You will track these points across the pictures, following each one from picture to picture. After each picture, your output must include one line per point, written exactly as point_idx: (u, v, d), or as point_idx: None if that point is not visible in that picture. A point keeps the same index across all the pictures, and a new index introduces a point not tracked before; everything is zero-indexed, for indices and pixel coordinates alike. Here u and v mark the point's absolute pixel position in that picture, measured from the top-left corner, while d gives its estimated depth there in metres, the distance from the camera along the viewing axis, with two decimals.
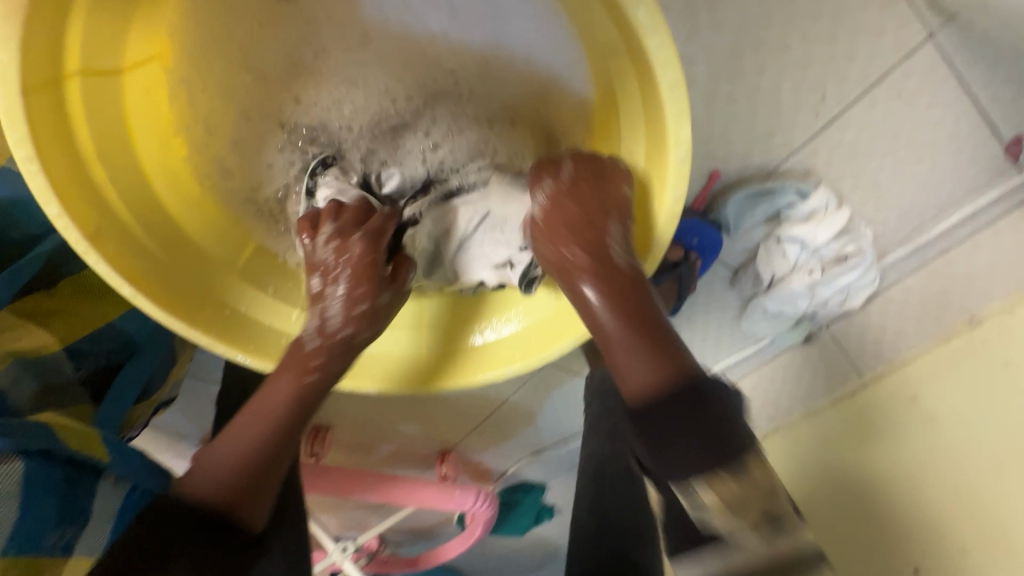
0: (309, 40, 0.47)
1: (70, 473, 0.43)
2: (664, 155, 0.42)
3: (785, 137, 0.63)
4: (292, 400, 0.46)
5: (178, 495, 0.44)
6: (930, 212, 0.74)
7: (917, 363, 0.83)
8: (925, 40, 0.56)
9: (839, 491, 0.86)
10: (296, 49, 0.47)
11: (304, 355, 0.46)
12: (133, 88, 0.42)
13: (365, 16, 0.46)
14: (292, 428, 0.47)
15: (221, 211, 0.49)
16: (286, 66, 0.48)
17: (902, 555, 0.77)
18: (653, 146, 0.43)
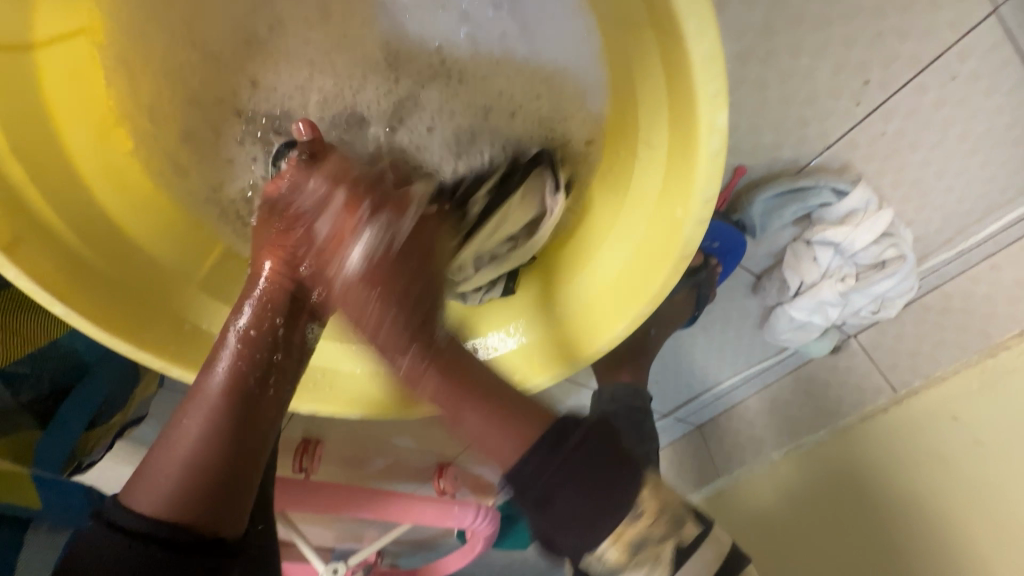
0: (262, 14, 0.44)
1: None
2: (686, 132, 0.34)
3: (820, 128, 0.56)
4: (231, 374, 0.39)
5: (124, 505, 0.37)
6: (979, 212, 0.66)
7: (959, 376, 0.75)
8: (989, 14, 0.48)
9: (866, 514, 0.80)
10: (252, 25, 0.44)
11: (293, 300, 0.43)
12: (52, 65, 0.35)
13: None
14: (254, 390, 0.40)
15: (178, 214, 0.43)
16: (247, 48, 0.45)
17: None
18: (677, 127, 0.35)
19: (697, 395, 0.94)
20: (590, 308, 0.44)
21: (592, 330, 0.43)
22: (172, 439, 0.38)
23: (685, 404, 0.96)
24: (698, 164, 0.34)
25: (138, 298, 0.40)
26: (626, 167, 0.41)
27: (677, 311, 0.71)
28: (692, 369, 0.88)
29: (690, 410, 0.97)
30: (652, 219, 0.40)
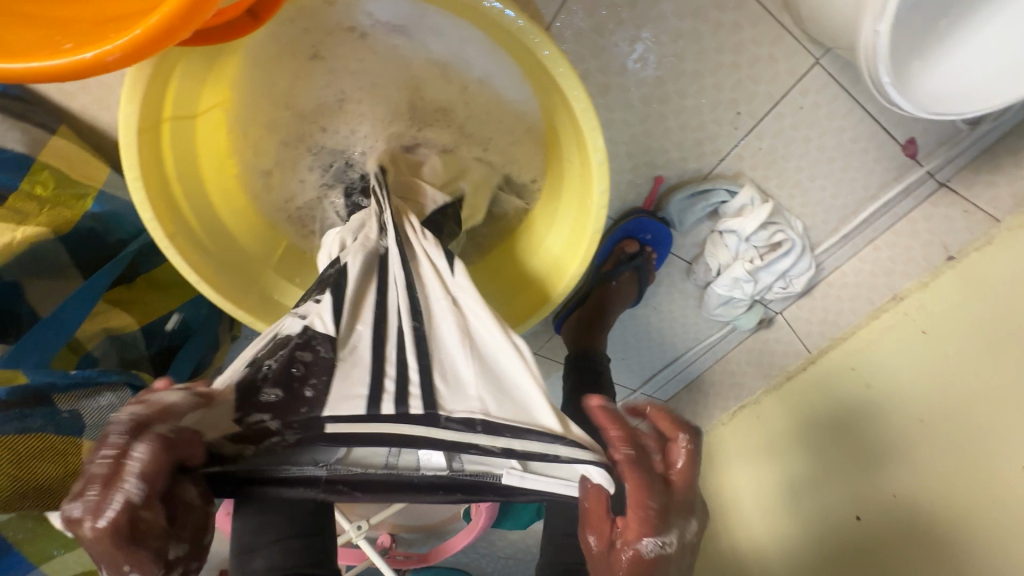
0: (330, 88, 0.62)
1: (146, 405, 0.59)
2: (587, 160, 0.55)
3: (713, 147, 0.77)
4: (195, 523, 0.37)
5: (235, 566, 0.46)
6: (851, 205, 0.87)
7: (855, 338, 0.93)
8: (813, 65, 0.70)
9: (793, 459, 0.95)
10: (322, 95, 0.62)
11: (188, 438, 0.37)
12: (203, 126, 0.56)
13: (374, 69, 0.62)
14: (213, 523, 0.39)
15: (260, 217, 0.65)
16: (316, 106, 0.63)
17: (841, 508, 0.85)
18: (580, 155, 0.56)
19: (658, 369, 1.12)
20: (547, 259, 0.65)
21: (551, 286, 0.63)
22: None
23: (649, 379, 1.14)
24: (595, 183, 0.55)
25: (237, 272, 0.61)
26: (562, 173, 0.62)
27: (625, 292, 0.91)
28: (649, 345, 1.07)
29: (654, 385, 1.14)
30: (574, 217, 0.61)
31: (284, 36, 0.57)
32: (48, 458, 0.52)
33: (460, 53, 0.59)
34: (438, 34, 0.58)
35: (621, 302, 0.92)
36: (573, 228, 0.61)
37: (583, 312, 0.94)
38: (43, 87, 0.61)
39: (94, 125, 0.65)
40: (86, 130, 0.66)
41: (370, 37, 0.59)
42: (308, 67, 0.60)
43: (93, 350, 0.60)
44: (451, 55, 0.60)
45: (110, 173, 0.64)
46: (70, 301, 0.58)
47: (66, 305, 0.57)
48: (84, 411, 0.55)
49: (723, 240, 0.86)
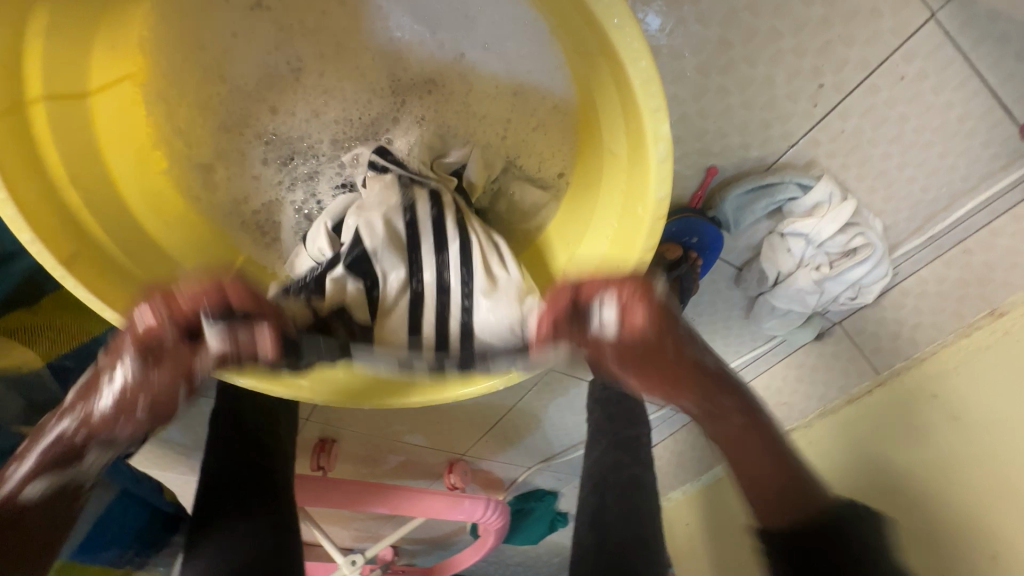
0: (283, 52, 0.49)
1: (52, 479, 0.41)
2: (643, 147, 0.39)
3: (783, 129, 0.61)
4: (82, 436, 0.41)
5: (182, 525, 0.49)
6: (942, 200, 0.70)
7: (936, 358, 0.78)
8: (926, 20, 0.53)
9: (851, 493, 0.83)
10: (270, 61, 0.49)
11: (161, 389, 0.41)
12: (105, 108, 0.42)
13: None
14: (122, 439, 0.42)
15: (208, 224, 0.49)
16: (264, 74, 0.49)
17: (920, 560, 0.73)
18: (631, 141, 0.40)
19: None
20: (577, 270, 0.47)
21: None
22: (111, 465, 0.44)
23: None
24: (653, 178, 0.39)
25: None
26: (597, 160, 0.46)
27: None
28: None
29: None
30: (620, 224, 0.44)
31: None
32: None
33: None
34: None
35: None
36: (620, 229, 0.44)
37: None
38: None
39: None
40: None
41: None
42: (253, 26, 0.48)
43: None
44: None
45: None
46: None
47: None
48: None
49: (787, 244, 0.69)
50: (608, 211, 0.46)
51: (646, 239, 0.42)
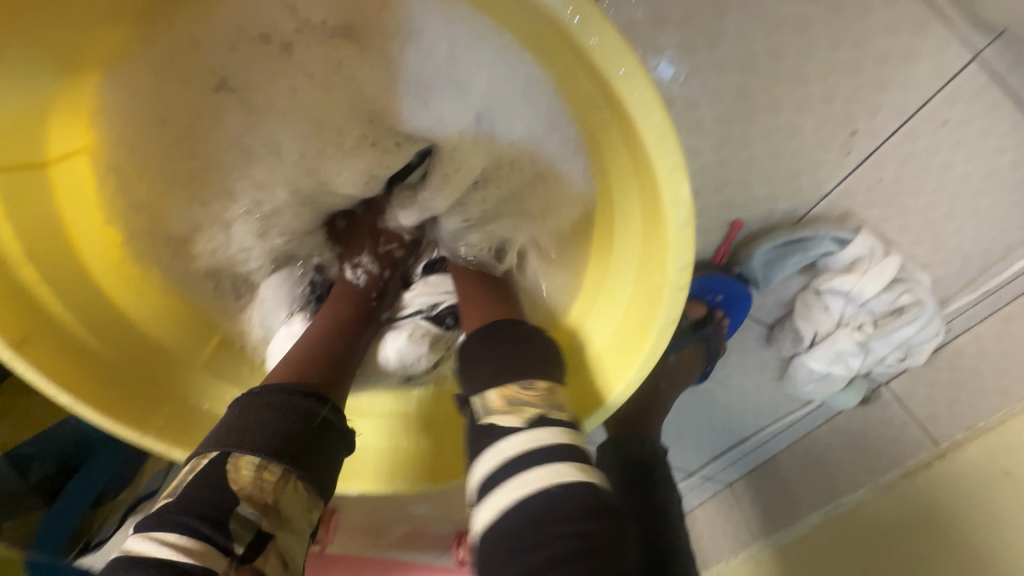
0: (254, 131, 0.49)
1: None
2: (662, 224, 0.36)
3: (813, 179, 0.56)
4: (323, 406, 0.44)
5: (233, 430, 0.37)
6: (998, 249, 0.63)
7: (1004, 426, 0.71)
8: (972, 60, 0.48)
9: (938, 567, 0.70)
10: (252, 141, 0.49)
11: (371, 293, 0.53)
12: (65, 179, 0.43)
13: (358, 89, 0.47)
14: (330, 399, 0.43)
15: (179, 295, 0.49)
16: (240, 148, 0.49)
17: None
18: (650, 213, 0.37)
19: (730, 449, 0.87)
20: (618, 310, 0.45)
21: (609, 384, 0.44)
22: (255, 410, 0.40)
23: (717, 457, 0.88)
24: (671, 259, 0.36)
25: (140, 374, 0.45)
26: (611, 210, 0.43)
27: (687, 365, 0.70)
28: (716, 423, 0.84)
29: (726, 460, 0.89)
30: (635, 267, 0.42)
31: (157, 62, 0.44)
32: None
33: (455, 62, 0.42)
34: (466, 45, 0.41)
35: (681, 383, 0.70)
36: (637, 272, 0.42)
37: (631, 390, 0.71)
38: None
39: None
40: None
41: None
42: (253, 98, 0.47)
43: None
44: (451, 80, 0.44)
45: None
46: None
47: None
48: None
49: (823, 302, 0.63)
50: (626, 261, 0.43)
51: (660, 322, 0.38)
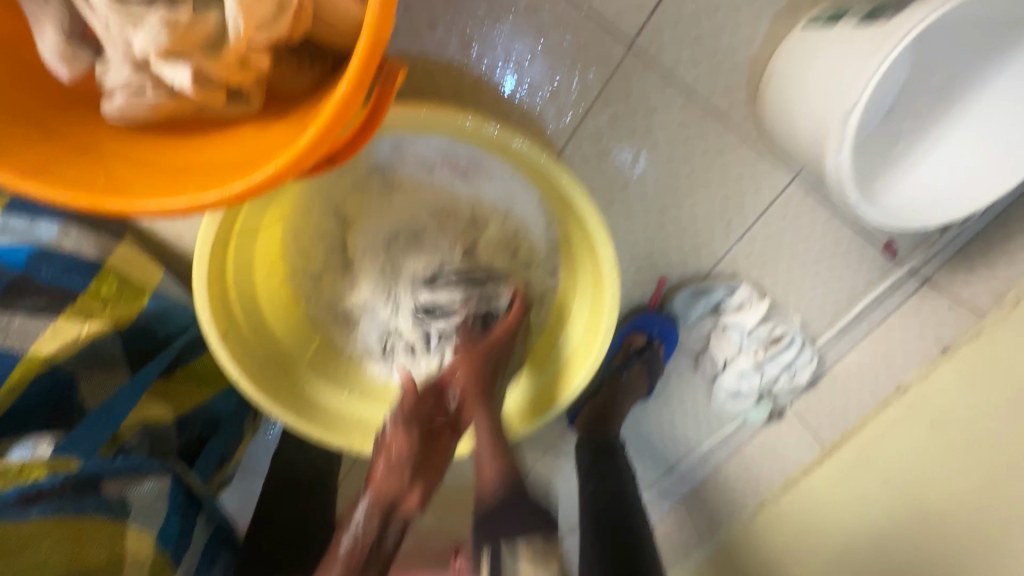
0: (380, 207, 0.68)
1: (185, 501, 0.57)
2: (603, 290, 0.64)
3: (709, 250, 0.85)
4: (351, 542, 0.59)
5: None
6: (843, 300, 0.92)
7: (864, 429, 0.95)
8: (790, 180, 0.79)
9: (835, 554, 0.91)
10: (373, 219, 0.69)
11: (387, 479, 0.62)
12: (263, 239, 0.64)
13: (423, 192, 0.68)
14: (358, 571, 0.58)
15: (302, 317, 0.71)
16: (365, 215, 0.68)
17: None
18: (598, 286, 0.66)
19: (676, 463, 1.11)
20: (576, 336, 0.69)
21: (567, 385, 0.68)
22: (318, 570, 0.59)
23: (667, 472, 1.12)
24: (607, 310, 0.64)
25: (273, 366, 0.67)
26: (575, 272, 0.68)
27: (638, 383, 0.95)
28: (663, 439, 1.09)
29: (673, 479, 1.12)
30: (591, 310, 0.67)
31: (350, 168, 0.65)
32: (93, 541, 0.48)
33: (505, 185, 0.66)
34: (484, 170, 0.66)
35: (632, 396, 0.95)
36: (591, 313, 0.67)
37: (596, 402, 0.98)
38: None
39: (154, 235, 0.72)
40: (145, 237, 0.72)
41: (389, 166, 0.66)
42: (357, 195, 0.68)
43: (129, 442, 0.58)
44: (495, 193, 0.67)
45: (163, 275, 0.69)
46: (122, 394, 0.57)
47: (118, 396, 0.57)
48: (130, 496, 0.52)
49: (727, 334, 0.91)
50: (582, 307, 0.68)
51: (597, 349, 0.66)
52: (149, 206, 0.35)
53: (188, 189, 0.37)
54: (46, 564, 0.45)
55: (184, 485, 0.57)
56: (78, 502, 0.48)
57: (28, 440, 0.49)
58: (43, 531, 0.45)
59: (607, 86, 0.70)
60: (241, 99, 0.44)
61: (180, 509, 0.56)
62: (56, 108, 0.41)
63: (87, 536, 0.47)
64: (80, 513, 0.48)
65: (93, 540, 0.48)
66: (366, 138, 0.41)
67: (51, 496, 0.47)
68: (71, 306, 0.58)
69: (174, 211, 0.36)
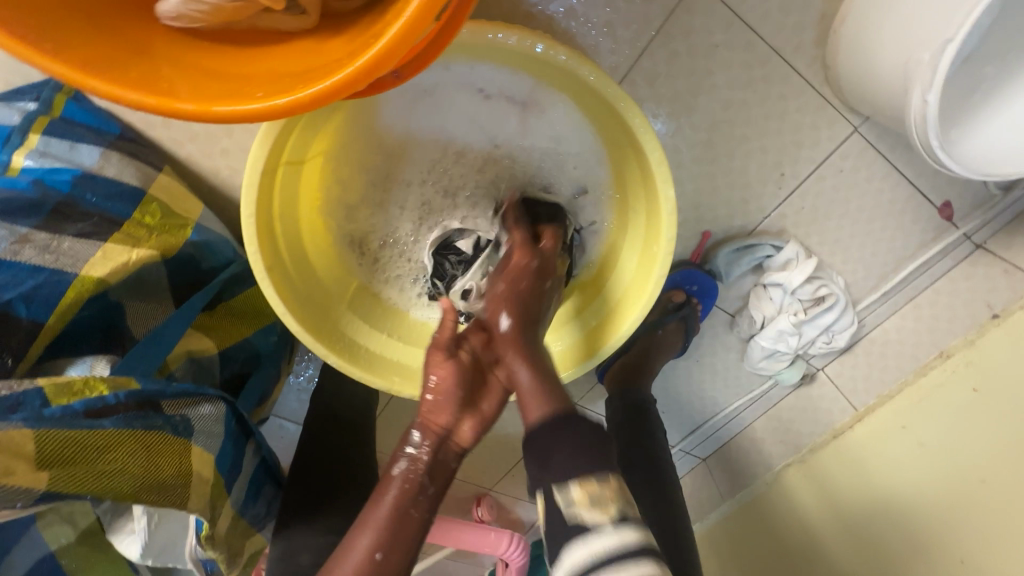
0: (428, 143, 0.66)
1: (236, 429, 0.58)
2: (651, 266, 0.62)
3: (758, 205, 0.83)
4: (405, 469, 0.58)
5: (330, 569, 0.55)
6: (889, 263, 0.88)
7: (901, 394, 0.94)
8: (852, 132, 0.75)
9: (861, 517, 0.92)
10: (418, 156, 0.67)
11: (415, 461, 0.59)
12: (308, 172, 0.62)
13: (471, 129, 0.65)
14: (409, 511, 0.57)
15: (341, 257, 0.69)
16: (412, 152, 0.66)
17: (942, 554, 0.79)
18: (645, 262, 0.64)
19: (701, 423, 1.12)
20: (624, 280, 0.67)
21: (611, 333, 0.66)
22: (349, 540, 0.56)
23: (692, 432, 1.14)
24: (649, 289, 0.63)
25: (315, 305, 0.66)
26: (627, 217, 0.66)
27: (673, 339, 0.95)
28: (691, 398, 1.08)
29: (696, 438, 1.15)
30: (641, 256, 0.65)
31: (397, 102, 0.62)
32: (168, 455, 0.49)
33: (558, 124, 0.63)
34: (541, 109, 0.63)
35: (666, 351, 0.95)
36: (641, 261, 0.65)
37: (628, 359, 0.97)
38: (155, 135, 0.67)
39: (193, 169, 0.70)
40: (184, 171, 0.71)
41: (439, 98, 0.62)
42: (411, 127, 0.64)
43: (175, 371, 0.58)
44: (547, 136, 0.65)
45: (204, 209, 0.67)
46: (171, 320, 0.57)
47: (167, 323, 0.56)
48: (193, 417, 0.52)
49: (768, 293, 0.90)
50: (631, 254, 0.66)
51: (629, 325, 0.65)
52: (218, 110, 0.33)
53: (258, 94, 0.35)
54: (123, 468, 0.46)
55: (235, 411, 0.58)
56: (149, 419, 0.48)
57: (86, 359, 0.51)
58: (123, 440, 0.46)
59: (668, 22, 0.66)
60: (299, 11, 0.41)
61: (233, 436, 0.57)
62: (105, 5, 0.38)
63: (162, 449, 0.48)
64: (151, 428, 0.48)
65: (168, 454, 0.49)
66: (437, 53, 0.39)
67: (118, 411, 0.46)
68: (118, 234, 0.56)
69: (245, 115, 0.33)
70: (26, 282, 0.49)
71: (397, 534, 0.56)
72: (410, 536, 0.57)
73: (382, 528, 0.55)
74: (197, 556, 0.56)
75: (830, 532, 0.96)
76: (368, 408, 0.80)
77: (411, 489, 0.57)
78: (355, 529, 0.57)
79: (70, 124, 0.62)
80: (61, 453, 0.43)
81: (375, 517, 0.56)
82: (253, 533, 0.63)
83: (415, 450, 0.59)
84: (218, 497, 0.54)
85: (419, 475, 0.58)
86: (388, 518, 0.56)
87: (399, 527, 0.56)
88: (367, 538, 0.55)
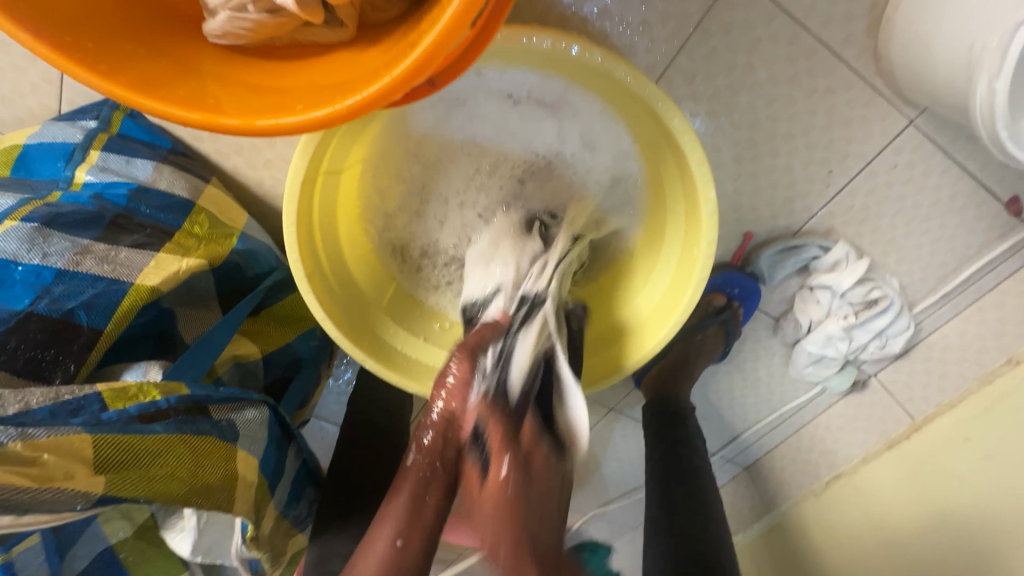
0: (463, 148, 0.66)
1: (278, 433, 0.60)
2: (692, 270, 0.61)
3: (804, 204, 0.79)
4: (421, 459, 0.61)
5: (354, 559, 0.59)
6: (950, 264, 0.82)
7: (966, 403, 0.89)
8: (907, 125, 0.70)
9: (920, 534, 0.86)
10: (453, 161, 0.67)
11: (429, 454, 0.61)
12: (347, 181, 0.63)
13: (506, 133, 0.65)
14: (424, 499, 0.60)
15: (378, 262, 0.70)
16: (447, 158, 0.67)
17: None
18: (685, 264, 0.62)
19: (742, 431, 1.08)
20: (663, 281, 0.65)
21: (650, 337, 0.65)
22: (373, 531, 0.59)
23: (732, 441, 1.10)
24: (689, 292, 0.61)
25: (353, 310, 0.67)
26: (666, 219, 0.64)
27: (713, 343, 0.92)
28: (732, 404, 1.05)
29: (736, 447, 1.10)
30: (680, 258, 0.63)
31: (432, 108, 0.63)
32: (213, 458, 0.51)
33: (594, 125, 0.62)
34: (573, 110, 0.62)
35: (706, 357, 0.93)
36: (681, 263, 0.63)
37: (664, 364, 0.95)
38: (203, 148, 0.70)
39: (238, 180, 0.73)
40: (229, 182, 0.73)
41: (471, 104, 0.63)
42: (445, 133, 0.65)
43: (223, 376, 0.60)
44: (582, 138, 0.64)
45: (247, 218, 0.69)
46: (218, 327, 0.59)
47: (214, 329, 0.59)
48: (237, 422, 0.54)
49: (815, 296, 0.86)
50: (670, 256, 0.64)
51: (668, 329, 0.63)
52: (263, 124, 0.34)
53: (300, 106, 0.36)
54: (173, 472, 0.48)
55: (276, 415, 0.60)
56: (195, 424, 0.51)
57: (141, 364, 0.54)
58: (170, 444, 0.48)
59: (707, 17, 0.64)
60: (336, 24, 0.41)
61: (276, 440, 0.59)
62: (157, 28, 0.39)
63: (208, 452, 0.50)
64: (198, 432, 0.50)
65: (213, 458, 0.51)
66: (473, 59, 0.39)
67: (170, 415, 0.49)
68: (168, 244, 0.59)
69: (289, 128, 0.34)
70: (85, 292, 0.51)
71: (417, 520, 0.59)
72: (427, 524, 0.60)
73: (401, 517, 0.59)
74: (243, 557, 0.57)
75: (886, 549, 0.90)
76: (402, 413, 0.81)
77: (422, 478, 0.60)
78: (376, 519, 0.60)
79: (126, 140, 0.65)
80: (115, 458, 0.45)
81: (394, 509, 0.59)
82: (295, 534, 0.65)
83: (423, 442, 0.61)
84: (261, 498, 0.56)
85: (435, 466, 0.60)
86: (406, 508, 0.59)
87: (417, 513, 0.59)
88: (387, 530, 0.58)
